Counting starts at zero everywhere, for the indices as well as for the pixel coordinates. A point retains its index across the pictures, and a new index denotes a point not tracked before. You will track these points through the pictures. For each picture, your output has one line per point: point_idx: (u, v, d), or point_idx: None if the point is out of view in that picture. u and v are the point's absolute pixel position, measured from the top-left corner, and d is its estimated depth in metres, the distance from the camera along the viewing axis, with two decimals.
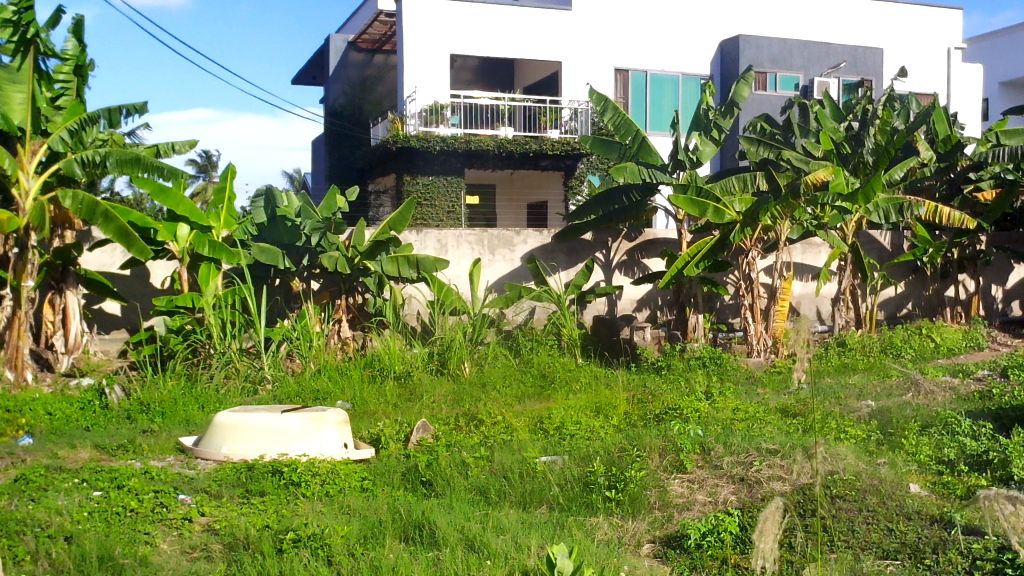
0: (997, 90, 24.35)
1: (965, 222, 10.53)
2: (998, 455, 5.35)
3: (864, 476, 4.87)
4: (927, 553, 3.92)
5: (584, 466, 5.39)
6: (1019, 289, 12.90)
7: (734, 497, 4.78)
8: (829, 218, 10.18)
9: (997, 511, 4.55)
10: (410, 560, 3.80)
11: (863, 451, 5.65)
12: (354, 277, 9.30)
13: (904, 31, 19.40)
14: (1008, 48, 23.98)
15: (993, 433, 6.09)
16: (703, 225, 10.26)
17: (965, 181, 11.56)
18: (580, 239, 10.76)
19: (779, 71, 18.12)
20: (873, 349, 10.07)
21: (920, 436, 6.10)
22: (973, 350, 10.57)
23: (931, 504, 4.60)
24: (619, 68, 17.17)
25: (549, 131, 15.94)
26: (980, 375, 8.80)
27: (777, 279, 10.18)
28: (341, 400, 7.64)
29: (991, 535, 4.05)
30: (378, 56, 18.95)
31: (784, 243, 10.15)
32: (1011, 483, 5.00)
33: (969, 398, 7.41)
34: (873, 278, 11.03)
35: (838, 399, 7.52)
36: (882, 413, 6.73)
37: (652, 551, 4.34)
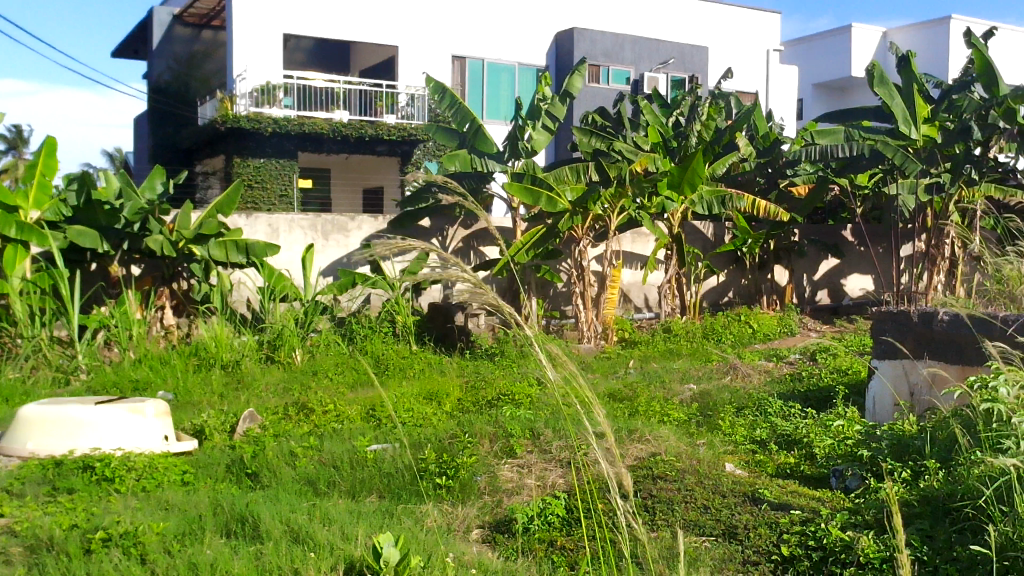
0: (811, 92, 25.97)
1: (780, 214, 11.12)
2: (805, 434, 5.68)
3: (682, 457, 5.13)
4: (739, 528, 4.10)
5: (415, 453, 5.38)
6: (828, 279, 13.70)
7: (562, 480, 4.89)
8: (655, 208, 10.56)
9: (803, 487, 4.81)
10: (231, 555, 3.66)
11: (683, 434, 5.91)
12: (179, 263, 8.92)
13: (727, 31, 20.34)
14: (819, 53, 25.58)
15: (802, 414, 6.48)
16: (537, 214, 10.45)
17: (781, 176, 12.22)
18: (417, 225, 10.70)
19: (611, 65, 18.61)
20: (696, 335, 10.55)
21: (735, 417, 6.45)
22: (786, 336, 11.22)
23: (744, 482, 4.82)
24: (456, 55, 17.15)
25: (385, 116, 15.75)
26: (792, 359, 9.36)
27: (607, 267, 10.50)
28: (162, 391, 7.30)
29: (797, 509, 4.26)
30: (206, 32, 17.98)
31: (614, 233, 10.50)
32: (816, 459, 5.32)
33: (781, 379, 7.88)
34: (696, 267, 11.55)
35: (662, 383, 7.86)
36: (703, 397, 7.08)
37: (481, 536, 4.38)
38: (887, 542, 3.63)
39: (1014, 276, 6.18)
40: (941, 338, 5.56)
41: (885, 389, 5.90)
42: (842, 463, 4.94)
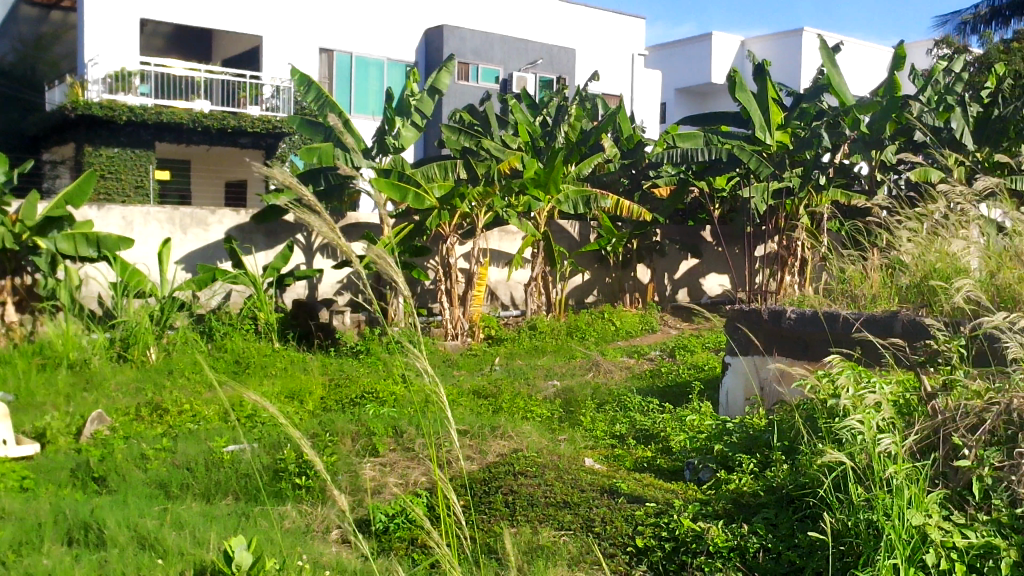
0: (674, 96, 26.78)
1: (642, 215, 11.42)
2: (662, 428, 5.85)
3: (543, 452, 5.21)
4: (597, 521, 4.19)
5: (274, 453, 5.26)
6: (688, 278, 14.17)
7: (425, 478, 4.88)
8: (522, 207, 10.65)
9: (659, 479, 4.95)
10: (71, 565, 3.48)
11: (546, 430, 6.00)
12: (22, 256, 8.43)
13: (594, 35, 20.76)
14: (681, 59, 26.42)
15: (660, 408, 6.68)
16: (405, 211, 10.39)
17: (644, 177, 12.55)
18: (281, 220, 10.46)
19: (481, 63, 18.69)
20: (561, 332, 10.72)
21: (596, 412, 6.59)
22: (647, 333, 11.52)
23: (603, 476, 4.93)
24: (323, 48, 16.86)
25: (249, 107, 15.33)
26: (652, 356, 9.63)
27: (474, 265, 10.55)
28: (2, 392, 6.88)
29: (652, 501, 4.38)
30: (56, 13, 17.07)
31: (481, 231, 10.56)
32: (671, 453, 5.48)
33: (641, 376, 8.10)
34: (562, 265, 11.73)
35: (526, 380, 7.96)
36: (566, 393, 7.21)
37: (341, 536, 4.33)
38: (734, 531, 3.79)
39: (854, 276, 6.54)
40: (788, 335, 5.82)
41: (737, 384, 6.15)
42: (696, 456, 5.12)
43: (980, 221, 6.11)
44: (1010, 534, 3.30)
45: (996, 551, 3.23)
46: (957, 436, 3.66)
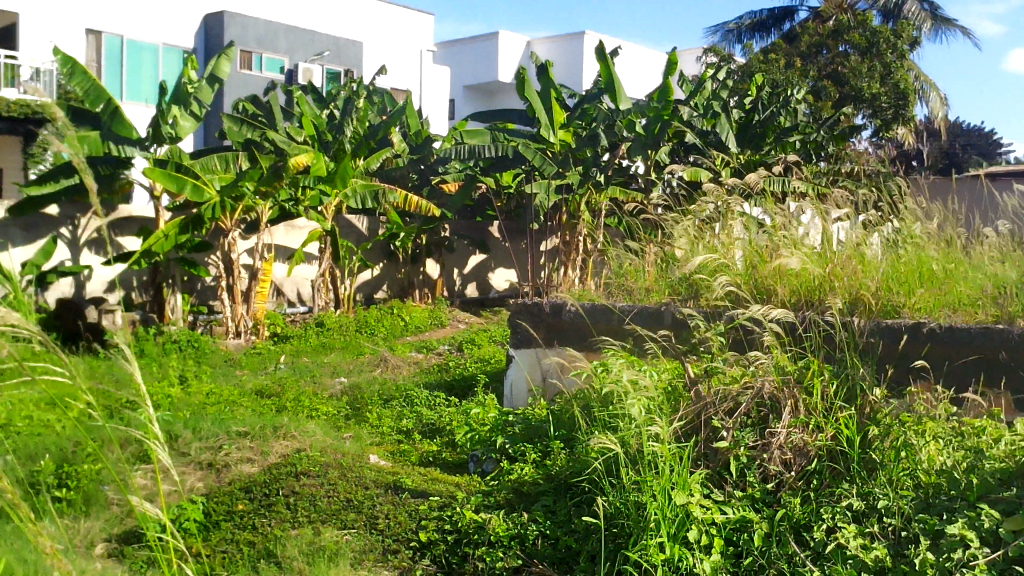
0: (462, 93, 27.07)
1: (430, 209, 11.47)
2: (447, 422, 5.90)
3: (326, 451, 5.13)
4: (381, 518, 4.15)
5: (31, 465, 4.86)
6: (476, 274, 14.37)
7: (201, 483, 4.68)
8: (309, 200, 10.38)
9: (443, 473, 4.98)
10: None
11: (330, 428, 5.90)
12: None
13: (382, 29, 20.69)
14: (468, 57, 26.74)
15: (446, 402, 6.74)
16: (182, 204, 9.88)
17: (432, 172, 12.37)
18: (41, 213, 9.65)
19: (265, 52, 18.11)
20: (348, 329, 10.59)
21: (382, 409, 6.55)
22: (436, 327, 11.55)
23: (388, 472, 4.89)
24: (90, 29, 15.73)
25: (4, 90, 14.06)
26: (441, 350, 9.69)
27: (258, 261, 10.19)
28: None
29: (435, 495, 4.40)
30: None
31: (265, 225, 10.24)
32: (455, 447, 5.54)
33: (429, 370, 8.13)
34: (349, 260, 11.58)
35: (312, 377, 7.79)
36: (353, 389, 7.14)
37: (106, 551, 4.07)
38: (514, 520, 3.88)
39: (630, 270, 6.83)
40: (569, 326, 6.03)
41: (520, 376, 6.25)
42: (478, 447, 5.21)
43: (742, 219, 6.55)
44: (762, 508, 3.60)
45: (750, 525, 3.50)
46: (715, 419, 3.94)
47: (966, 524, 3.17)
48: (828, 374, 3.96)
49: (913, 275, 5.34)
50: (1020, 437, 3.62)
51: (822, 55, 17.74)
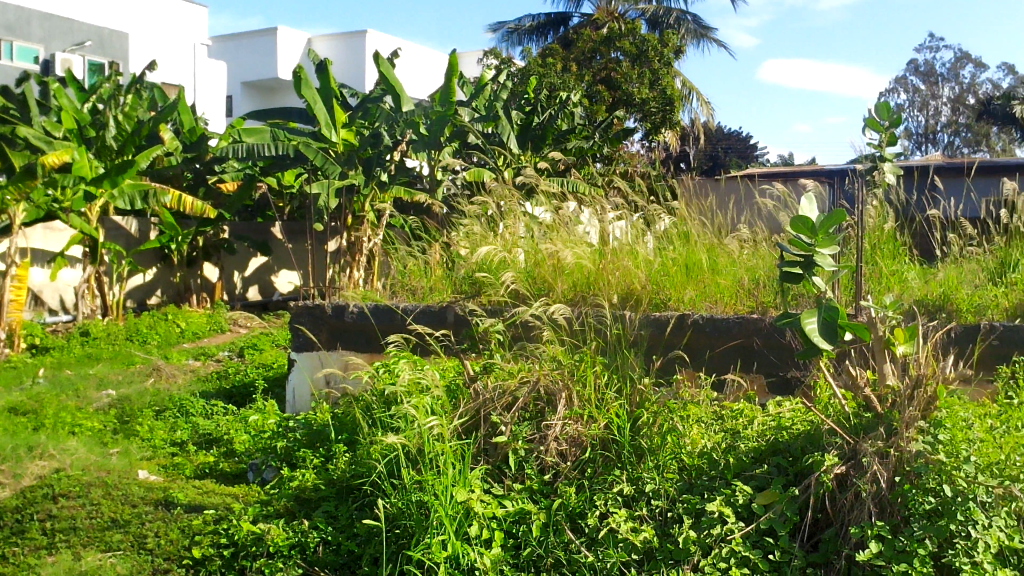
0: (240, 90, 26.12)
1: (207, 210, 11.02)
2: (224, 431, 5.65)
3: (90, 470, 4.79)
4: (150, 537, 3.91)
5: None
6: (257, 276, 13.90)
7: None
8: (70, 200, 9.64)
9: (221, 485, 4.75)
10: None
11: (96, 444, 5.52)
12: None
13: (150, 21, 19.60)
14: (244, 52, 25.81)
15: (224, 410, 6.46)
16: None
17: (209, 172, 11.82)
18: None
19: (16, 40, 16.58)
20: (118, 338, 9.94)
21: (154, 421, 6.20)
22: (216, 333, 11.05)
23: (160, 487, 4.61)
24: None
25: None
26: (220, 357, 9.30)
27: (11, 267, 9.34)
28: None
29: (210, 508, 4.19)
30: None
31: (18, 228, 9.43)
32: (234, 457, 5.31)
33: (206, 378, 7.77)
34: (118, 264, 10.86)
35: (76, 391, 7.25)
36: (122, 402, 6.71)
37: None
38: (294, 529, 3.77)
39: (412, 269, 6.80)
40: (351, 328, 5.96)
41: (302, 381, 6.02)
42: (259, 456, 5.02)
43: (524, 217, 6.73)
44: (539, 499, 3.70)
45: (528, 516, 3.59)
46: (495, 414, 4.01)
47: (724, 501, 3.40)
48: (600, 365, 4.12)
49: (679, 270, 5.66)
50: (771, 417, 3.93)
51: (596, 61, 18.29)
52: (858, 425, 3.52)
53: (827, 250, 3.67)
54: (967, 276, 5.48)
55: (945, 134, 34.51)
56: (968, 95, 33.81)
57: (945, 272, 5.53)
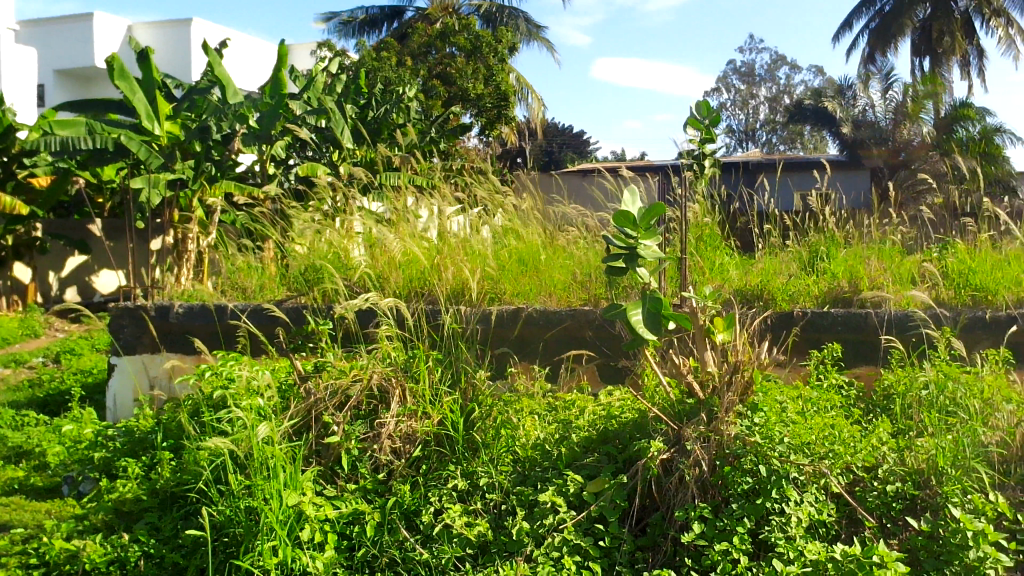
0: (53, 78, 24.50)
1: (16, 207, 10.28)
2: (37, 443, 5.29)
3: None
4: None
5: None
6: (76, 277, 13.12)
7: None
8: None
9: (32, 501, 4.43)
10: None
11: None
12: None
13: None
14: (56, 38, 24.21)
15: (37, 421, 6.05)
16: None
17: (19, 165, 11.03)
18: None
19: None
20: None
21: None
22: (29, 338, 10.34)
23: None
24: None
25: None
26: (34, 364, 8.71)
27: None
28: None
29: (20, 527, 3.90)
30: None
31: None
32: (47, 470, 4.97)
33: (16, 387, 7.25)
34: None
35: None
36: None
37: None
38: (113, 543, 3.56)
39: (242, 268, 6.56)
40: (177, 330, 5.69)
41: (124, 386, 5.72)
42: (74, 468, 4.72)
43: (360, 212, 6.61)
44: (374, 499, 3.65)
45: (362, 516, 3.53)
46: (326, 414, 3.91)
47: (556, 491, 3.45)
48: (434, 361, 4.12)
49: (514, 265, 5.73)
50: (602, 407, 4.03)
51: (431, 56, 18.41)
52: (682, 411, 3.66)
53: (650, 242, 3.78)
54: (782, 266, 5.80)
55: (764, 132, 36.48)
56: (783, 96, 35.90)
57: (761, 264, 5.84)
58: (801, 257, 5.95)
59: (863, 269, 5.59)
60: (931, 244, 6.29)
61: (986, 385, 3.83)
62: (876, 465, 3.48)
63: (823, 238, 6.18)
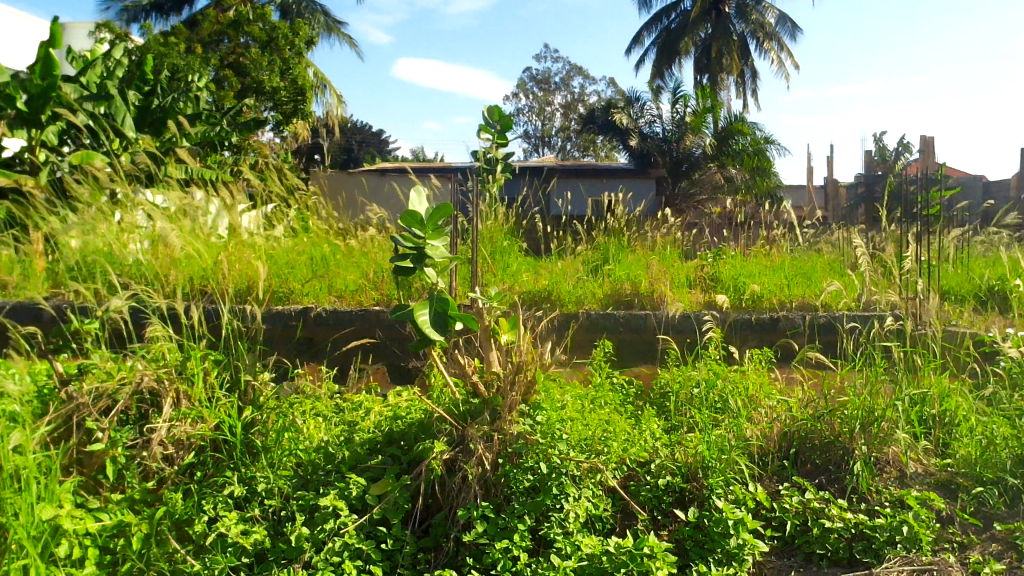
0: None
1: None
2: None
3: None
4: None
5: None
6: None
7: None
8: None
9: None
10: None
11: None
12: None
13: None
14: None
15: None
16: None
17: None
18: None
19: None
20: None
21: None
22: None
23: None
24: None
25: None
26: None
27: None
28: None
29: None
30: None
31: None
32: None
33: None
34: None
35: None
36: None
37: None
38: None
39: (3, 262, 6.02)
40: None
41: None
42: None
43: (141, 204, 6.24)
44: (142, 509, 3.43)
45: (128, 528, 3.30)
46: (90, 419, 3.64)
47: (338, 495, 3.36)
48: (212, 362, 3.95)
49: (303, 265, 5.60)
50: (389, 407, 4.01)
51: (223, 45, 17.72)
52: (466, 411, 3.68)
53: (438, 243, 3.74)
54: (569, 269, 5.99)
55: (559, 138, 37.64)
56: (577, 104, 37.19)
57: (549, 268, 6.01)
58: (588, 261, 6.17)
59: (644, 273, 5.86)
60: (706, 250, 6.70)
61: (750, 382, 4.10)
62: (649, 460, 3.66)
63: (608, 242, 6.43)
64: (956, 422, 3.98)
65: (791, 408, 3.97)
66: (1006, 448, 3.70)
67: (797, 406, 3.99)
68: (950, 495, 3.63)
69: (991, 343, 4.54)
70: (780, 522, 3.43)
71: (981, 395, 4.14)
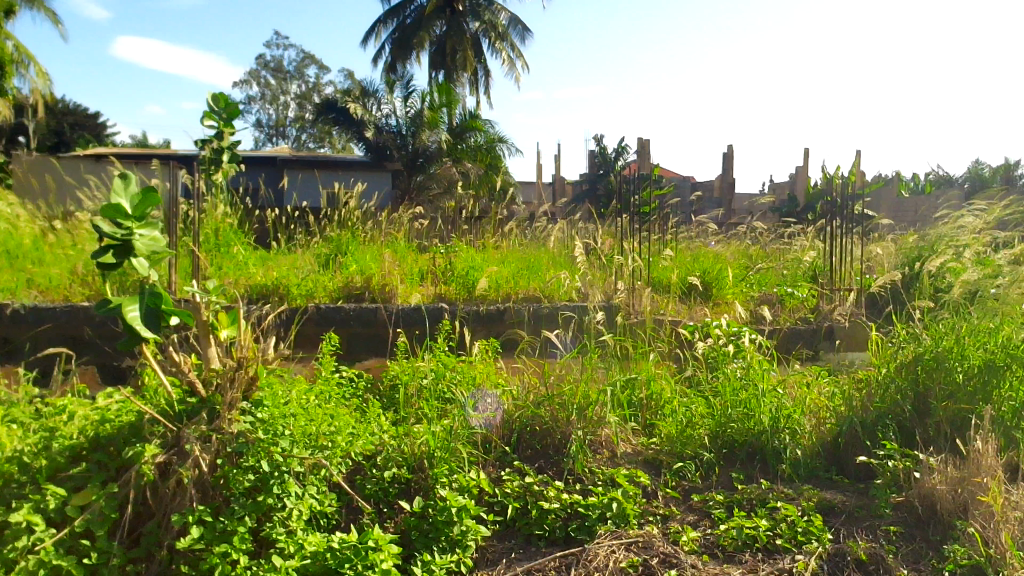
0: None
1: None
2: None
3: None
4: None
5: None
6: None
7: None
8: None
9: None
10: None
11: None
12: None
13: None
14: None
15: None
16: None
17: None
18: None
19: None
20: None
21: None
22: None
23: None
24: None
25: None
26: None
27: None
28: None
29: None
30: None
31: None
32: None
33: None
34: None
35: None
36: None
37: None
38: None
39: None
40: None
41: None
42: None
43: None
44: None
45: None
46: None
47: (32, 509, 3.05)
48: None
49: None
50: (96, 410, 3.68)
51: None
52: (182, 411, 3.48)
53: (146, 232, 3.30)
54: (299, 262, 5.84)
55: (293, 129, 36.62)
56: (311, 95, 36.35)
57: (278, 261, 5.82)
58: (318, 255, 6.06)
59: (376, 266, 5.84)
60: (438, 243, 6.79)
61: (476, 373, 4.25)
62: (375, 453, 3.67)
63: (340, 234, 6.35)
64: (660, 403, 4.30)
65: (513, 396, 4.13)
66: (702, 426, 4.08)
67: (519, 394, 4.16)
68: (655, 471, 3.89)
69: (691, 330, 4.94)
70: (501, 506, 3.55)
71: (682, 378, 4.51)
